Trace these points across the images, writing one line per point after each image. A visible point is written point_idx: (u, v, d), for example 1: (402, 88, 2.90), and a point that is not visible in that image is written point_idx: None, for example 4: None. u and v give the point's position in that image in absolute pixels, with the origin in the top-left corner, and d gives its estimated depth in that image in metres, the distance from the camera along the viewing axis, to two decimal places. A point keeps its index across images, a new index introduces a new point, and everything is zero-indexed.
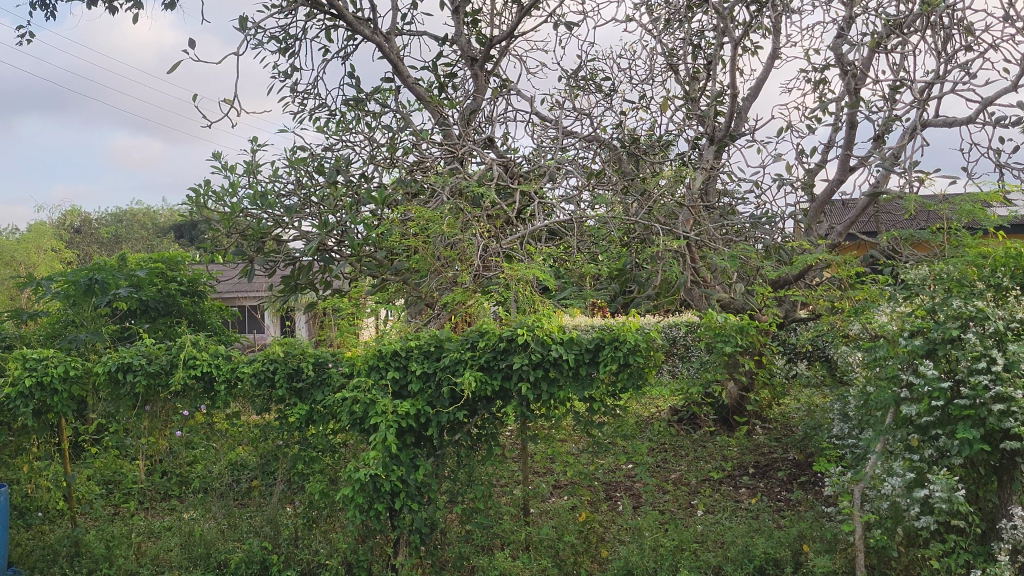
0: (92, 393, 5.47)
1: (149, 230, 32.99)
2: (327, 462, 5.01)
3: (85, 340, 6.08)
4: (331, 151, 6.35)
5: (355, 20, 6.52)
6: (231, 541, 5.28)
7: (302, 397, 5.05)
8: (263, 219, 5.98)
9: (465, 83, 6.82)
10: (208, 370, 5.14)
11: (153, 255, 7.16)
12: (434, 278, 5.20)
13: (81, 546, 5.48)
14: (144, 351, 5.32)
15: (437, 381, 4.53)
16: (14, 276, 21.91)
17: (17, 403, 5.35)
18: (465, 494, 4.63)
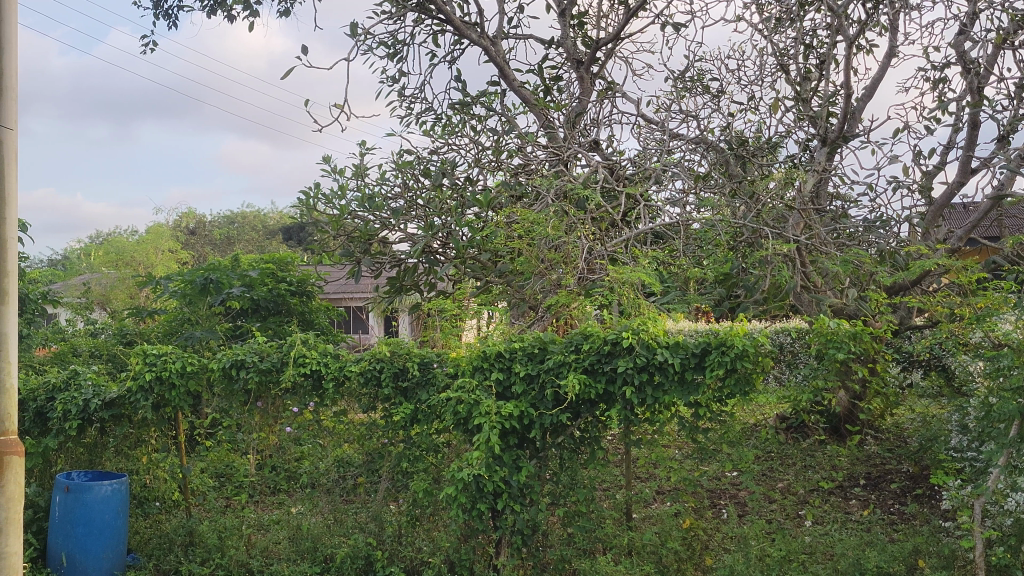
0: (207, 388, 5.68)
1: (260, 230, 33.92)
2: (430, 461, 5.07)
3: (200, 338, 6.46)
4: (436, 154, 6.41)
5: (462, 24, 6.56)
6: (337, 536, 5.36)
7: (407, 396, 5.14)
8: (370, 222, 6.04)
9: (571, 86, 6.80)
10: (317, 368, 5.29)
11: (265, 256, 7.37)
12: (538, 280, 5.18)
13: (195, 536, 5.68)
14: (257, 348, 5.51)
15: (541, 383, 4.54)
16: (135, 275, 22.84)
17: (137, 396, 5.60)
18: (567, 497, 4.62)
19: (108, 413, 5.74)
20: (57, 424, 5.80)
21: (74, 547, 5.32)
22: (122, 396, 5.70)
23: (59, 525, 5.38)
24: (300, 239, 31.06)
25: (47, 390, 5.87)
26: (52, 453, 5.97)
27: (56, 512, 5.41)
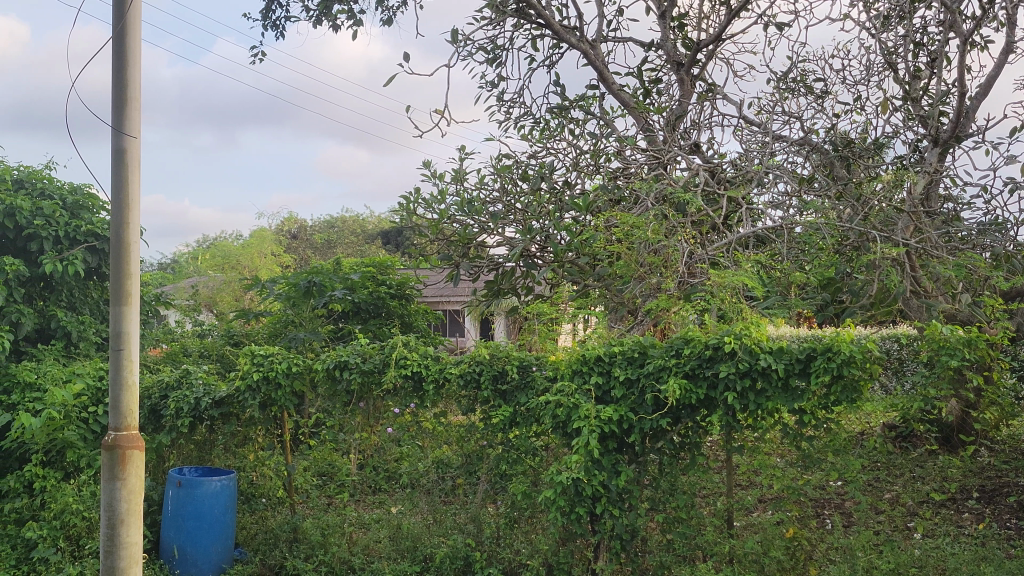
0: (311, 389, 5.82)
1: (359, 234, 34.53)
2: (529, 464, 5.09)
3: (304, 339, 6.63)
4: (534, 157, 6.38)
5: (561, 28, 6.55)
6: (436, 536, 5.43)
7: (506, 399, 5.18)
8: (469, 226, 6.11)
9: (671, 88, 6.73)
10: (418, 370, 5.39)
11: (366, 259, 7.51)
12: (637, 284, 5.15)
13: (299, 532, 5.81)
14: (360, 350, 5.65)
15: (641, 388, 4.51)
16: (240, 278, 23.54)
17: (245, 395, 5.79)
18: (667, 503, 4.60)
19: (217, 411, 5.94)
20: (170, 421, 6.03)
21: (185, 540, 5.50)
22: (231, 395, 5.90)
23: (172, 519, 5.58)
24: (399, 243, 31.48)
25: (160, 388, 6.12)
26: (165, 449, 6.21)
27: (168, 506, 5.62)
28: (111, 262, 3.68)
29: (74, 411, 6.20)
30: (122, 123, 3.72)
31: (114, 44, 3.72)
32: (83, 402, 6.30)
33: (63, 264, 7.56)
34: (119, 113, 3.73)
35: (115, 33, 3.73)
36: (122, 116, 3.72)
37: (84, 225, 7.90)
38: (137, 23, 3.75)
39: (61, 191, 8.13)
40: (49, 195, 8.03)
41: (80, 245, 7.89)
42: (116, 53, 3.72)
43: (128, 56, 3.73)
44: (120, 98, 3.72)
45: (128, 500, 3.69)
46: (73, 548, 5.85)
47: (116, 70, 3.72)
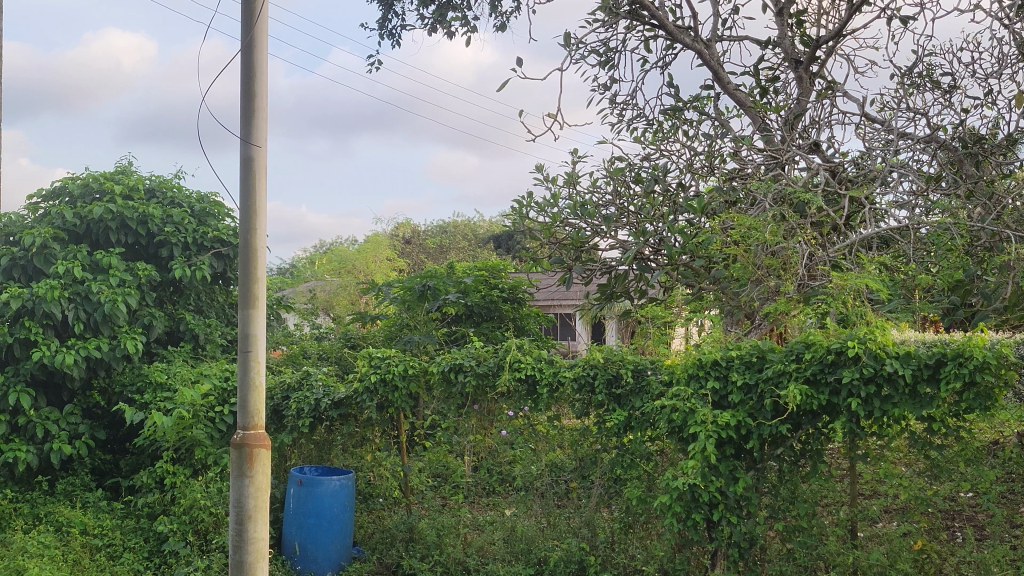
0: (426, 391, 5.91)
1: (471, 238, 34.86)
2: (644, 468, 5.05)
3: (418, 342, 6.74)
4: (647, 159, 6.30)
5: (675, 29, 6.46)
6: (550, 540, 5.44)
7: (621, 403, 5.14)
8: (582, 229, 6.07)
9: (789, 87, 6.57)
10: (532, 373, 5.42)
11: (479, 263, 7.56)
12: (755, 287, 5.03)
13: (415, 532, 5.90)
14: (475, 353, 5.71)
15: (759, 393, 4.42)
16: (356, 282, 24.07)
17: (363, 397, 5.92)
18: (787, 511, 4.51)
19: (336, 411, 6.09)
20: (291, 421, 6.20)
21: (306, 537, 5.65)
22: (349, 396, 6.04)
23: (294, 517, 5.74)
24: (510, 247, 31.65)
25: (282, 389, 6.31)
26: (287, 448, 6.39)
27: (291, 503, 5.78)
28: (240, 266, 3.81)
29: (202, 411, 6.45)
30: (250, 133, 3.85)
31: (242, 57, 3.86)
32: (210, 402, 6.55)
33: (191, 269, 7.88)
34: (246, 123, 3.85)
35: (243, 46, 3.86)
36: (249, 126, 3.85)
37: (211, 232, 8.21)
38: (263, 37, 3.87)
39: (189, 199, 8.46)
40: (178, 203, 8.37)
41: (206, 250, 8.21)
42: (244, 66, 3.85)
43: (256, 68, 3.85)
44: (248, 109, 3.85)
45: (256, 497, 3.78)
46: (201, 542, 6.08)
47: (244, 82, 3.86)
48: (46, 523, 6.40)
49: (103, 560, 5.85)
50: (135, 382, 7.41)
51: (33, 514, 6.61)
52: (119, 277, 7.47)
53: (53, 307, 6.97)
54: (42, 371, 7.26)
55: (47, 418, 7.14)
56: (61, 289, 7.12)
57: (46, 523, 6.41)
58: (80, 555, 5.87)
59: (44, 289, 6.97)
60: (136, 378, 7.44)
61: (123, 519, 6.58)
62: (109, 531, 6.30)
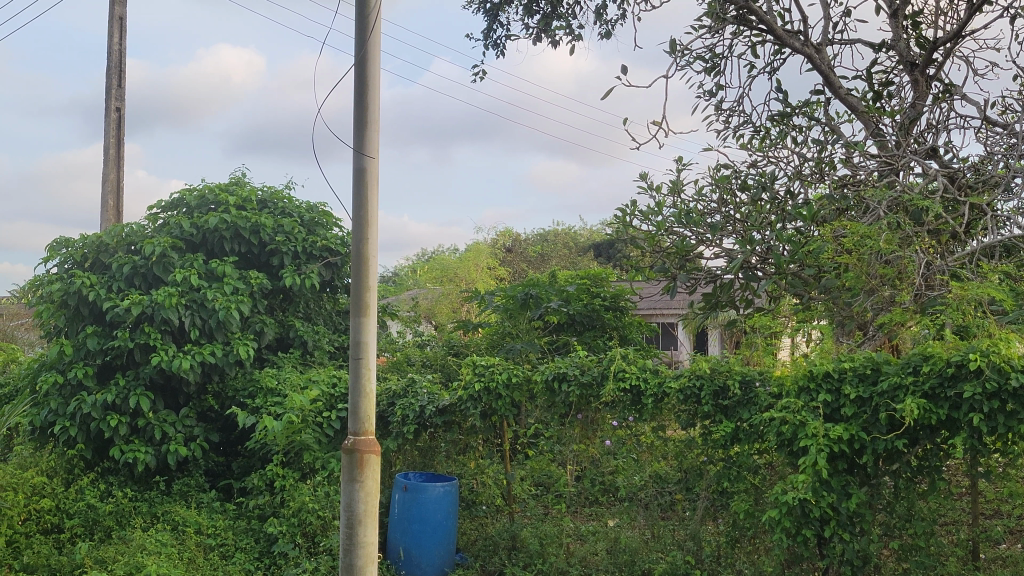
0: (530, 400, 5.92)
1: (572, 246, 34.81)
2: (751, 482, 4.97)
3: (521, 350, 6.77)
4: (754, 167, 6.15)
5: (784, 33, 6.31)
6: (655, 552, 5.40)
7: (728, 414, 5.08)
8: (686, 238, 5.89)
9: (903, 91, 6.36)
10: (637, 384, 5.37)
11: (581, 271, 7.54)
12: (868, 297, 4.88)
13: (517, 541, 5.94)
14: (579, 362, 5.69)
15: (874, 406, 4.28)
16: (458, 290, 24.31)
17: (467, 404, 5.96)
18: (903, 529, 4.37)
19: (441, 419, 6.14)
20: (397, 427, 6.29)
21: (411, 542, 5.72)
22: (454, 403, 6.10)
23: (399, 522, 5.81)
24: (612, 255, 31.50)
25: (388, 396, 6.42)
26: (392, 454, 6.48)
27: (395, 509, 5.86)
28: (351, 275, 3.89)
29: (311, 416, 6.61)
30: (362, 144, 3.93)
31: (356, 70, 3.94)
32: (318, 408, 6.72)
33: (301, 278, 8.09)
34: (359, 134, 3.94)
35: (356, 59, 3.94)
36: (361, 138, 3.92)
37: (319, 241, 8.41)
38: (375, 50, 3.95)
39: (299, 210, 8.69)
40: (289, 213, 8.61)
41: (315, 259, 8.42)
42: (357, 78, 3.93)
43: (368, 80, 3.93)
44: (360, 121, 3.93)
45: (365, 501, 3.84)
46: (310, 544, 6.21)
47: (357, 95, 3.94)
48: (163, 522, 6.64)
49: (217, 560, 6.04)
50: (247, 387, 7.63)
51: (151, 512, 6.87)
52: (232, 284, 7.72)
53: (171, 314, 7.24)
54: (160, 376, 7.57)
55: (164, 421, 7.42)
56: (178, 296, 7.40)
57: (163, 522, 6.65)
58: (196, 553, 6.07)
59: (163, 296, 7.25)
60: (248, 383, 7.66)
61: (235, 519, 6.78)
62: (222, 531, 6.49)
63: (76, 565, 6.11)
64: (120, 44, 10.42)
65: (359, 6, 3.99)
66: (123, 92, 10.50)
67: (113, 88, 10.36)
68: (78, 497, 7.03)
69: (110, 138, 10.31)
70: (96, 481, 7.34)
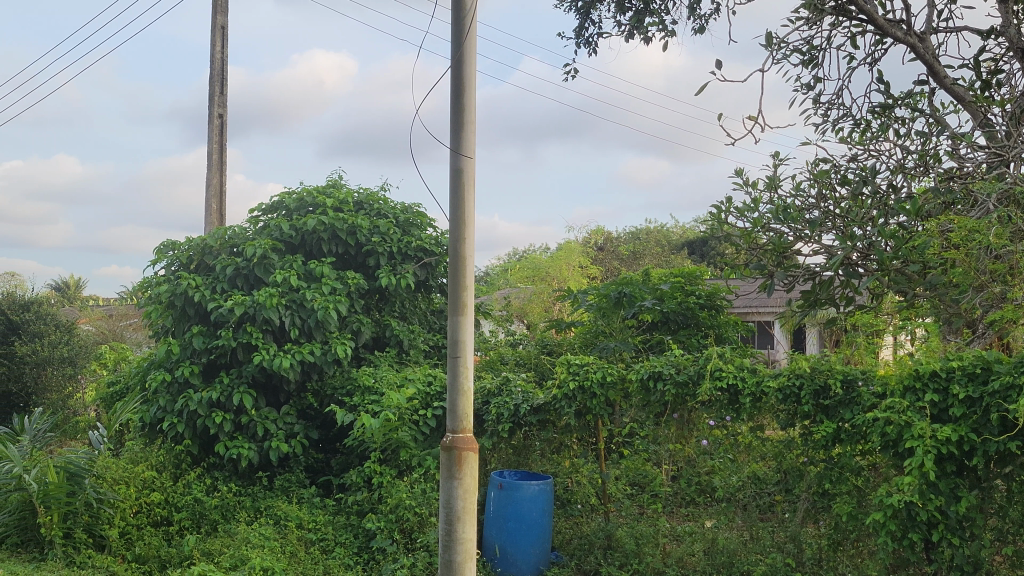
0: (625, 399, 5.87)
1: (665, 244, 34.44)
2: (854, 483, 4.85)
3: (615, 348, 6.73)
4: (854, 161, 5.94)
5: (886, 23, 6.09)
6: (753, 553, 5.32)
7: (830, 414, 4.98)
8: (784, 234, 5.62)
9: (1013, 79, 6.10)
10: (734, 383, 5.29)
11: (675, 270, 7.44)
12: (977, 294, 4.71)
13: (613, 540, 5.87)
14: (674, 361, 5.62)
15: (984, 406, 4.13)
16: (551, 290, 24.30)
17: (562, 403, 5.94)
18: (1018, 535, 4.21)
19: (536, 418, 6.14)
20: (491, 426, 6.30)
21: (506, 539, 5.75)
22: (548, 402, 6.09)
23: (495, 519, 5.86)
24: (705, 252, 31.07)
25: (483, 395, 6.46)
26: (486, 452, 6.50)
27: (491, 506, 5.91)
28: (449, 276, 3.94)
29: (407, 414, 6.70)
30: (458, 144, 3.96)
31: (452, 72, 3.98)
32: (414, 406, 6.80)
33: (396, 278, 8.19)
34: (455, 135, 3.97)
35: (452, 61, 3.98)
36: (458, 139, 3.96)
37: (414, 241, 8.53)
38: (471, 51, 3.98)
39: (394, 211, 8.82)
40: (384, 214, 8.74)
41: (410, 259, 8.54)
42: (453, 80, 3.97)
43: (465, 82, 3.96)
44: (456, 122, 3.96)
45: (464, 498, 3.86)
46: (406, 540, 6.27)
47: (454, 97, 3.97)
48: (266, 516, 6.82)
49: (317, 554, 6.17)
50: (345, 385, 7.77)
51: (254, 507, 7.06)
52: (330, 285, 7.87)
53: (271, 313, 7.44)
54: (262, 374, 7.77)
55: (266, 418, 7.62)
56: (278, 296, 7.59)
57: (266, 516, 6.83)
58: (297, 547, 6.22)
59: (263, 296, 7.46)
60: (345, 382, 7.80)
61: (334, 515, 6.91)
62: (322, 526, 6.63)
63: (184, 556, 6.34)
64: (222, 52, 10.74)
65: (455, 8, 4.03)
66: (225, 99, 10.83)
67: (216, 96, 10.69)
68: (185, 491, 7.25)
69: (213, 144, 10.63)
70: (201, 476, 7.59)
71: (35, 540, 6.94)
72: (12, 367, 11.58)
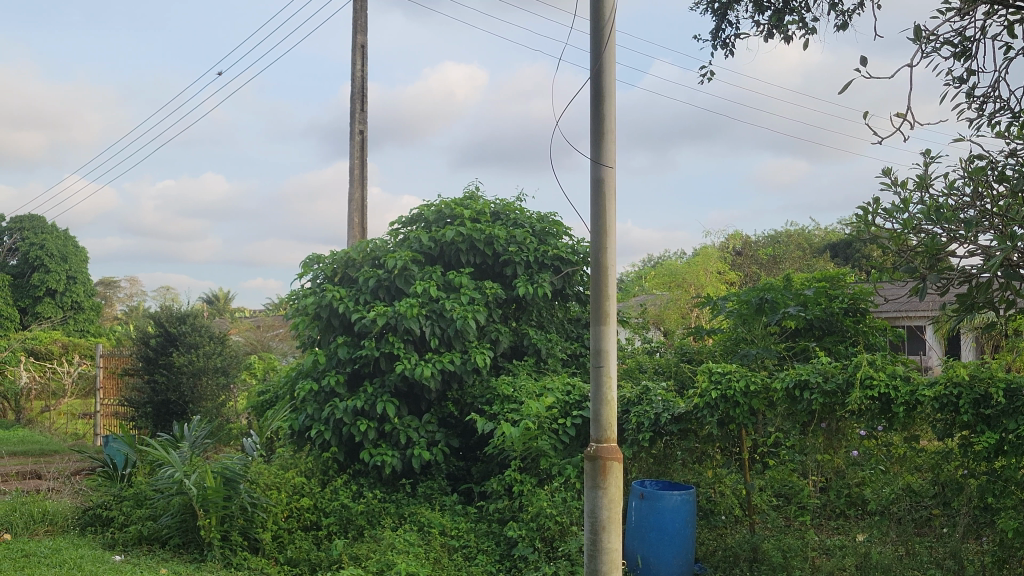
0: (769, 408, 5.70)
1: (806, 247, 33.42)
2: (1020, 497, 4.79)
3: (757, 356, 6.56)
4: (1013, 155, 5.52)
5: None
6: (909, 570, 5.11)
7: (991, 425, 4.90)
8: (937, 235, 5.06)
9: None
10: (886, 392, 5.14)
11: (817, 274, 7.25)
12: None
13: (758, 552, 5.66)
14: (822, 369, 5.44)
15: None
16: (688, 296, 23.94)
17: (703, 412, 5.82)
18: None
19: (677, 426, 6.05)
20: (632, 435, 6.25)
21: (649, 549, 5.68)
22: (689, 411, 6.01)
23: (637, 529, 5.79)
24: (850, 254, 30.00)
25: (623, 403, 6.41)
26: (627, 461, 6.41)
27: (632, 516, 5.84)
28: (591, 286, 3.92)
29: (547, 422, 6.71)
30: (599, 155, 3.95)
31: (592, 83, 3.97)
32: (554, 415, 6.79)
33: (533, 287, 8.22)
34: (596, 146, 3.96)
35: (592, 71, 3.98)
36: (598, 149, 3.95)
37: (551, 250, 8.54)
38: (611, 61, 3.97)
39: (531, 221, 8.89)
40: (521, 224, 8.83)
41: (547, 268, 8.57)
42: (593, 90, 3.96)
43: (604, 92, 3.95)
44: (597, 132, 3.95)
45: (609, 508, 3.84)
46: (548, 548, 6.26)
47: (593, 107, 3.97)
48: (410, 523, 6.96)
49: (461, 560, 6.26)
50: (484, 393, 7.86)
51: (399, 513, 7.21)
52: (469, 295, 7.98)
53: (412, 323, 7.59)
54: (404, 383, 7.93)
55: (409, 426, 7.80)
56: (419, 307, 7.74)
57: (410, 522, 6.98)
58: (441, 554, 6.32)
59: (405, 306, 7.63)
60: (485, 391, 7.88)
61: (477, 522, 7.02)
62: (464, 533, 6.72)
63: (333, 560, 6.54)
64: (362, 71, 11.06)
65: (593, 18, 4.02)
66: (366, 116, 11.14)
67: (357, 112, 11.02)
68: (333, 497, 7.48)
69: (354, 159, 10.97)
70: (348, 482, 7.81)
71: (194, 541, 7.25)
72: (171, 377, 12.35)
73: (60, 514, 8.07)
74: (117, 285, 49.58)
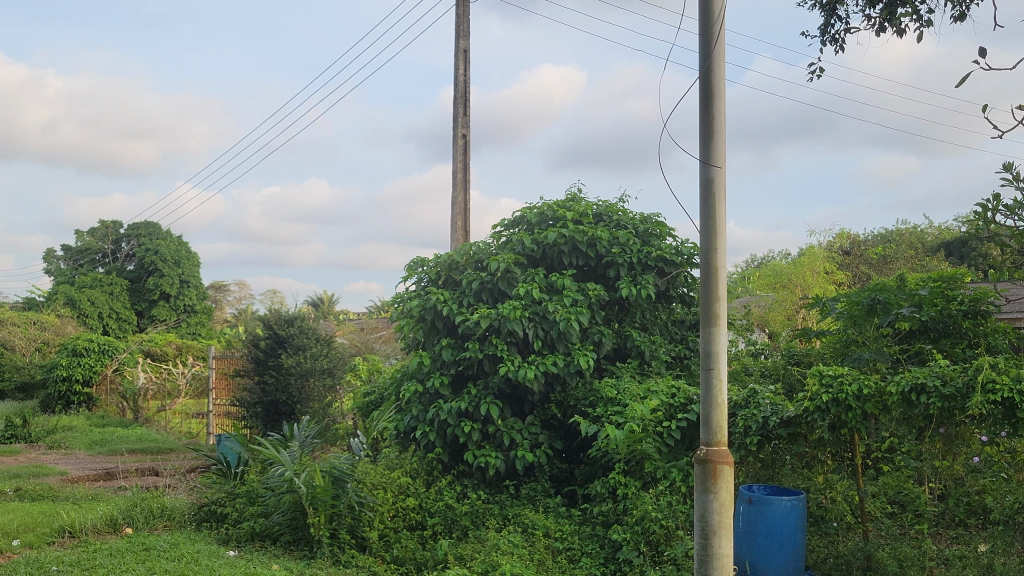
0: (884, 412, 5.50)
1: (919, 246, 32.31)
2: None
3: (869, 358, 6.36)
4: None
5: None
6: None
7: None
8: None
9: None
10: (1010, 395, 4.91)
11: (933, 274, 7.00)
12: None
13: (873, 561, 5.44)
14: (940, 372, 5.22)
15: None
16: (794, 297, 23.41)
17: (815, 416, 5.57)
18: None
19: (785, 430, 5.83)
20: (739, 438, 6.07)
21: (758, 555, 5.56)
22: (800, 414, 5.76)
23: (745, 535, 5.68)
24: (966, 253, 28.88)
25: (730, 407, 6.31)
26: (734, 466, 6.27)
27: (741, 522, 5.74)
28: (701, 287, 3.87)
29: (651, 425, 6.65)
30: (709, 156, 3.90)
31: (702, 82, 3.93)
32: (658, 417, 6.74)
33: (636, 288, 8.16)
34: (705, 146, 3.91)
35: (701, 71, 3.94)
36: (707, 149, 3.90)
37: (655, 251, 8.45)
38: (720, 60, 3.92)
39: (633, 222, 8.83)
40: (623, 226, 8.77)
41: (651, 269, 8.49)
42: (703, 90, 3.92)
43: (714, 91, 3.90)
44: (706, 132, 3.90)
45: (720, 513, 3.78)
46: (653, 553, 6.18)
47: (703, 106, 3.92)
48: (514, 524, 6.97)
49: (565, 563, 6.25)
50: (587, 396, 7.84)
51: (503, 514, 7.24)
52: (571, 297, 7.97)
53: (515, 325, 7.62)
54: (508, 385, 7.97)
55: (512, 428, 7.83)
56: (522, 309, 7.77)
57: (514, 523, 7.00)
58: (545, 555, 6.32)
59: (508, 308, 7.66)
60: (588, 393, 7.86)
61: (580, 525, 6.99)
62: (569, 535, 6.71)
63: (439, 560, 6.60)
64: (464, 75, 11.16)
65: (702, 16, 3.97)
66: (468, 120, 11.24)
67: (459, 117, 11.13)
68: (438, 497, 7.56)
69: (457, 162, 11.07)
70: (452, 483, 7.89)
71: (304, 538, 7.42)
72: (279, 378, 12.68)
73: (178, 510, 8.37)
74: (227, 289, 51.21)
